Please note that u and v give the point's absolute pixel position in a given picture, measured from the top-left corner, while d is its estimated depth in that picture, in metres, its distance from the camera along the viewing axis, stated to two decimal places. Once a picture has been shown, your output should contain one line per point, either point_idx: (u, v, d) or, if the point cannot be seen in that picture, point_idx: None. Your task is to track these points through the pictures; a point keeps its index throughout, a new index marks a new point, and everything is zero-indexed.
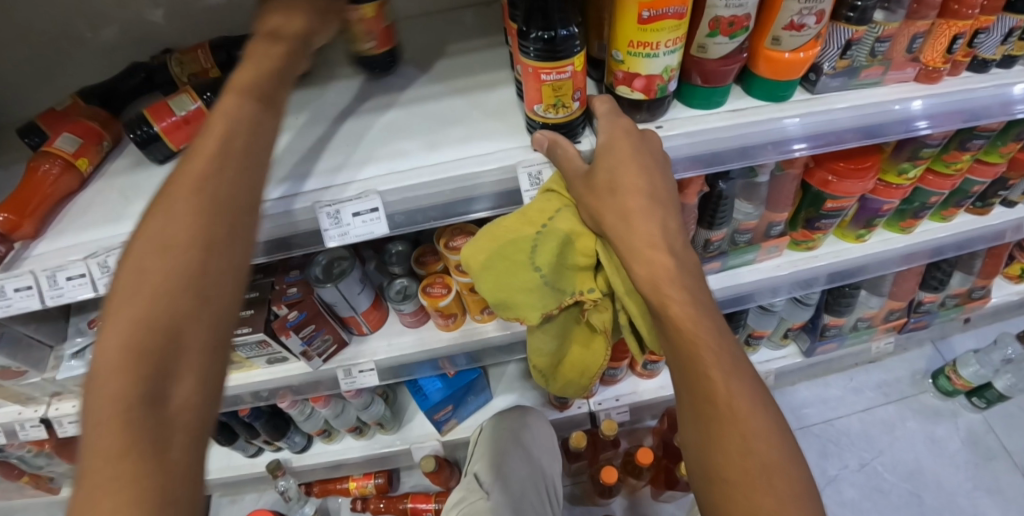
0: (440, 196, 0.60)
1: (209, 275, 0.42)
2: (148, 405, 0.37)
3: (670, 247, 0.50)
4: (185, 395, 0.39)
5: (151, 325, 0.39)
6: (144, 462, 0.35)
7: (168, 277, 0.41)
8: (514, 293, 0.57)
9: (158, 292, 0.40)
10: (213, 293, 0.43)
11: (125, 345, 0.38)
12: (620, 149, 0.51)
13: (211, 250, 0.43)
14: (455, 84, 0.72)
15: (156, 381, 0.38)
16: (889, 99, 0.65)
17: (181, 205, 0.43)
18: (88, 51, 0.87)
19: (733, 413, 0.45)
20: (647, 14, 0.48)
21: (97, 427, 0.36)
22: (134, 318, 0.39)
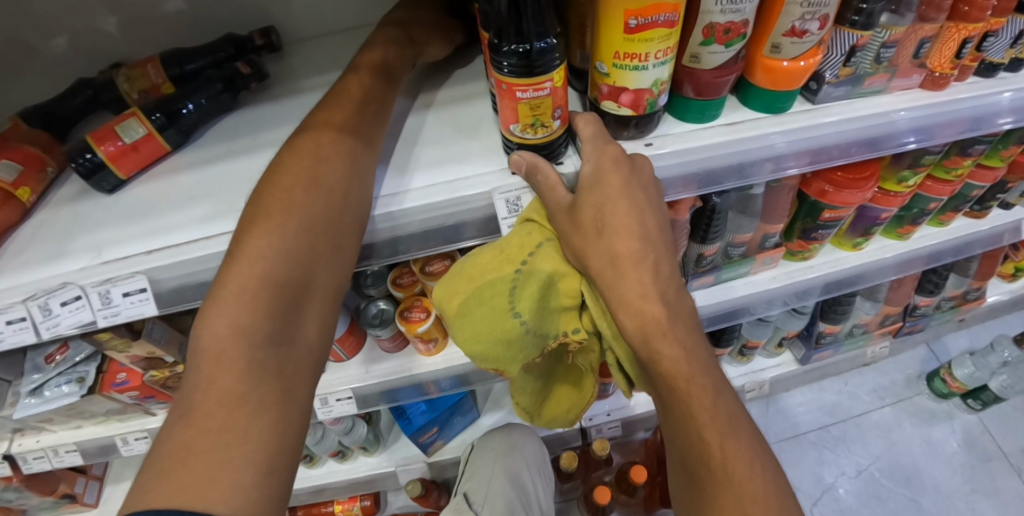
0: (409, 228, 0.55)
1: (320, 273, 0.46)
2: (262, 391, 0.40)
3: (663, 295, 0.45)
4: (293, 381, 0.43)
5: (271, 315, 0.42)
6: (254, 439, 0.38)
7: (288, 269, 0.44)
8: (493, 342, 0.52)
9: (278, 283, 0.43)
10: (320, 290, 0.47)
11: (242, 331, 0.41)
12: (609, 183, 0.45)
13: (326, 249, 0.47)
14: (430, 98, 0.66)
15: (271, 367, 0.42)
16: (894, 108, 0.61)
17: (297, 201, 0.45)
18: (33, 65, 0.79)
19: (729, 477, 0.41)
20: (635, 23, 0.43)
21: (205, 401, 0.39)
22: (247, 310, 0.42)
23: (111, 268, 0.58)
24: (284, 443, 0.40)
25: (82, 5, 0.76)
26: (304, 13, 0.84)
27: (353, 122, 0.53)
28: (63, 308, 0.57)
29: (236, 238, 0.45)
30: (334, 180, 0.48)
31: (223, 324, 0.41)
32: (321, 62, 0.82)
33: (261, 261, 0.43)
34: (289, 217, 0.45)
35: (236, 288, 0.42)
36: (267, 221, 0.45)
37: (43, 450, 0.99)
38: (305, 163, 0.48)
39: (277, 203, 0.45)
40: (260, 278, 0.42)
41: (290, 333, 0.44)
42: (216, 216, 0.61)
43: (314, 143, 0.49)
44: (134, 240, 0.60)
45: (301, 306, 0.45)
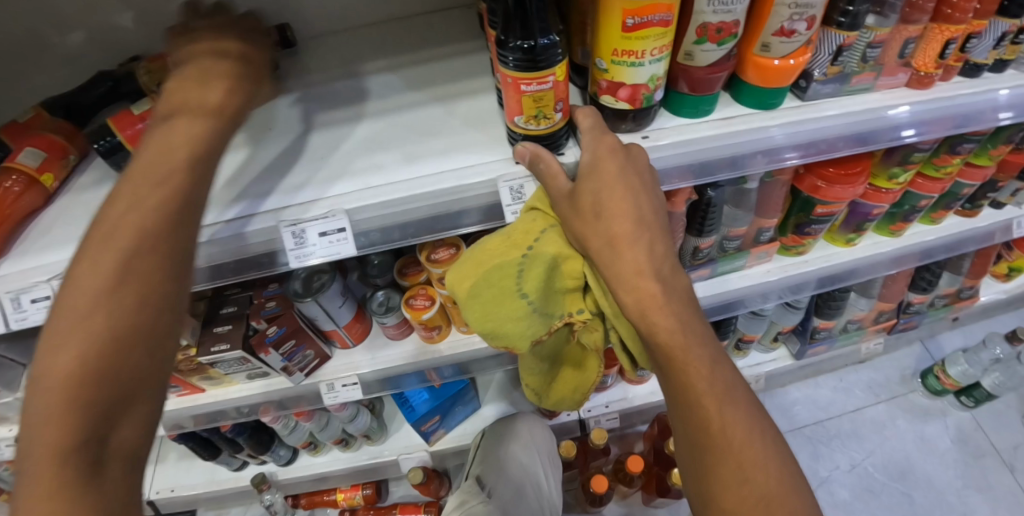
0: (417, 212, 0.57)
1: (152, 341, 0.43)
2: (76, 489, 0.37)
3: (658, 273, 0.48)
4: (110, 469, 0.40)
5: (97, 385, 0.39)
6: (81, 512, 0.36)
7: (115, 337, 0.41)
8: (503, 323, 0.54)
9: (101, 355, 0.40)
10: (153, 360, 0.43)
11: (63, 415, 0.38)
12: (605, 170, 0.48)
13: (161, 310, 0.44)
14: (434, 92, 0.70)
15: (89, 457, 0.38)
16: (880, 105, 0.63)
17: (124, 264, 0.42)
18: (53, 58, 0.83)
19: (728, 441, 0.44)
20: (632, 22, 0.46)
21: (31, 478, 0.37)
22: (67, 374, 0.39)
23: None
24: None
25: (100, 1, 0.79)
26: (313, 11, 0.87)
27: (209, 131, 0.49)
28: None
29: (61, 296, 0.42)
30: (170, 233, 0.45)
31: (43, 405, 0.38)
32: (330, 58, 0.85)
33: (85, 331, 0.40)
34: (120, 276, 0.42)
35: (58, 361, 0.39)
36: (93, 279, 0.41)
37: None
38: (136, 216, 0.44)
39: (105, 260, 0.42)
40: (84, 352, 0.39)
41: (118, 413, 0.41)
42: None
43: (156, 167, 0.46)
44: None
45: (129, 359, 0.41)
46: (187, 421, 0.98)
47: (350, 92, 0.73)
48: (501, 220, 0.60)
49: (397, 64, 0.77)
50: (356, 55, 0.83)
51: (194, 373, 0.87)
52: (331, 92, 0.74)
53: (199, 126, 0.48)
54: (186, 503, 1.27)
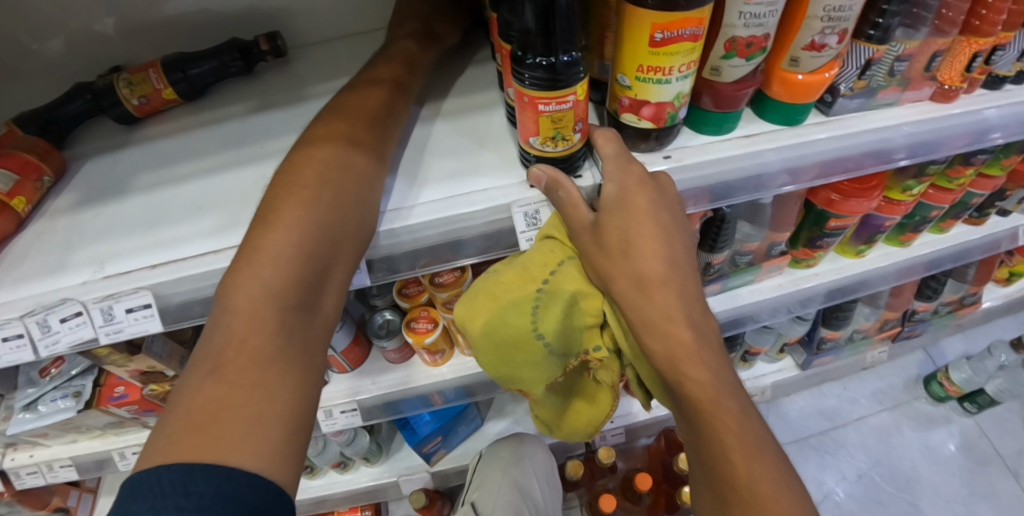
0: (425, 241, 0.53)
1: (341, 257, 0.46)
2: (278, 373, 0.39)
3: (690, 319, 0.44)
4: (312, 350, 0.43)
5: (303, 278, 0.42)
6: (286, 382, 0.39)
7: (317, 242, 0.43)
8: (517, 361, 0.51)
9: (305, 262, 0.43)
10: (339, 273, 0.46)
11: (278, 306, 0.41)
12: (635, 205, 0.44)
13: (350, 227, 0.47)
14: (440, 107, 0.65)
15: (293, 348, 0.41)
16: (906, 120, 0.61)
17: (318, 191, 0.45)
18: (26, 67, 0.78)
19: (757, 499, 0.41)
20: (660, 36, 0.43)
21: (237, 348, 0.38)
22: (290, 261, 0.42)
23: (112, 283, 0.56)
24: (305, 402, 0.40)
25: (78, 6, 0.74)
26: (306, 19, 0.83)
27: (371, 123, 0.53)
28: (63, 324, 0.55)
29: (268, 205, 0.45)
30: (355, 169, 0.48)
31: (255, 287, 0.41)
32: (324, 69, 0.81)
33: (291, 234, 0.42)
34: (322, 193, 0.45)
35: (269, 253, 0.42)
36: (301, 192, 0.45)
37: (37, 465, 0.96)
38: (331, 149, 0.48)
39: (308, 178, 0.46)
40: (296, 264, 0.42)
41: (315, 304, 0.44)
42: (219, 228, 0.59)
43: (337, 135, 0.50)
44: (140, 253, 0.58)
45: (323, 281, 0.45)
46: None
47: None
48: (511, 247, 0.56)
49: None
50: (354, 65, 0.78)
51: None
52: None
53: (375, 106, 0.54)
54: None
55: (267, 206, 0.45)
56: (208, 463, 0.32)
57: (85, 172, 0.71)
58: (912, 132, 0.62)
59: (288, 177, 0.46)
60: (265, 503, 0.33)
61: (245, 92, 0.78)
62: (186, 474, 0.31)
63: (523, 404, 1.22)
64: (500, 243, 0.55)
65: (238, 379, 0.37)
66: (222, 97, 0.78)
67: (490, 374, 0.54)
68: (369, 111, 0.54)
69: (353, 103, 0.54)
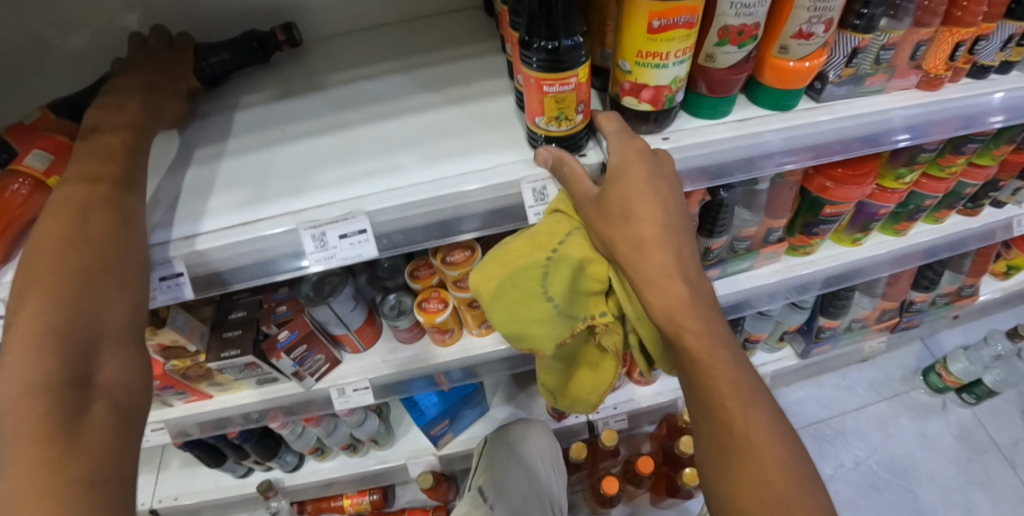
0: (440, 213, 0.57)
1: (105, 327, 0.44)
2: (61, 444, 0.37)
3: (687, 277, 0.47)
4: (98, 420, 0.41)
5: (61, 360, 0.40)
6: (68, 457, 0.37)
7: (64, 322, 0.41)
8: (526, 325, 0.53)
9: (55, 342, 0.40)
10: (109, 341, 0.44)
11: (35, 392, 0.38)
12: (633, 173, 0.47)
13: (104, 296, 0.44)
14: (449, 94, 0.69)
15: (75, 417, 0.39)
16: (894, 107, 0.65)
17: (62, 268, 0.43)
18: (54, 59, 0.82)
19: (749, 440, 0.45)
20: (658, 23, 0.46)
21: (6, 449, 0.37)
22: (36, 349, 0.39)
23: None
24: (103, 468, 0.39)
25: (104, 2, 0.79)
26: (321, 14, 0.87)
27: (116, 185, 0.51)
28: None
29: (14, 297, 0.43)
30: (110, 237, 0.47)
31: (11, 376, 0.38)
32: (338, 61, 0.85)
33: (40, 313, 0.41)
34: (66, 261, 0.44)
35: (16, 348, 0.39)
36: (37, 285, 0.42)
37: None
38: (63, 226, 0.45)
39: (49, 249, 0.44)
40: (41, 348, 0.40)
41: (90, 378, 0.42)
42: (237, 184, 0.63)
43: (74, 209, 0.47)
44: None
45: (89, 354, 0.42)
46: (194, 429, 0.97)
47: (361, 94, 0.73)
48: (512, 224, 0.59)
49: (408, 66, 0.76)
50: (366, 55, 0.82)
51: (201, 379, 0.87)
52: (344, 95, 0.74)
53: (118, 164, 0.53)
54: (190, 510, 1.27)
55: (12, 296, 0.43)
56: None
57: None
58: (904, 115, 0.65)
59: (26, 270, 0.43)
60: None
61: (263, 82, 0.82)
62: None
63: (527, 390, 1.25)
64: (501, 221, 0.59)
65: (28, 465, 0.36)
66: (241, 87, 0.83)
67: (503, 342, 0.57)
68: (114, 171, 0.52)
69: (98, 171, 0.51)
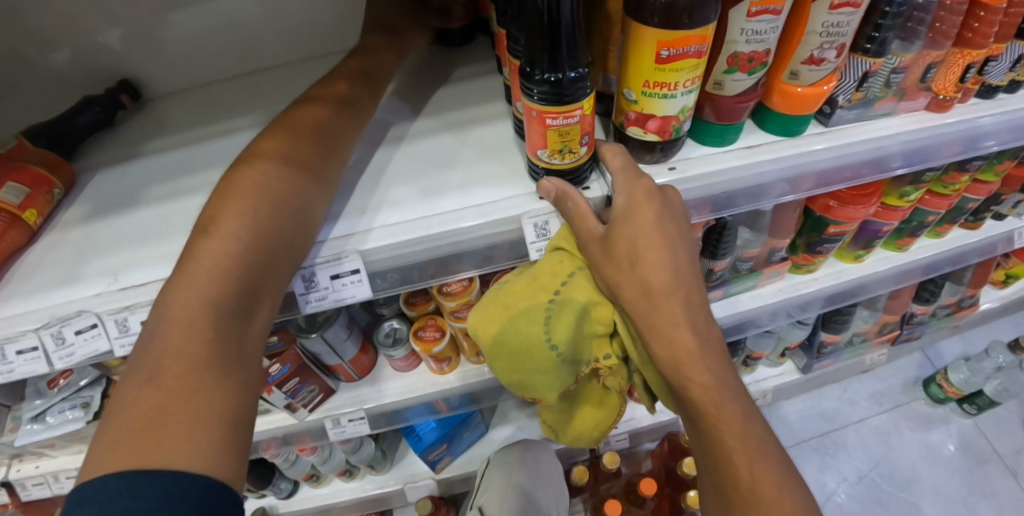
0: (438, 250, 0.54)
1: (275, 269, 0.46)
2: (214, 376, 0.39)
3: (695, 324, 0.44)
4: (243, 358, 0.42)
5: (238, 290, 0.42)
6: (219, 384, 0.39)
7: (254, 252, 0.44)
8: (532, 375, 0.51)
9: (240, 272, 0.43)
10: (273, 285, 0.46)
11: (208, 313, 0.41)
12: (641, 217, 0.44)
13: (285, 240, 0.47)
14: (446, 119, 0.66)
15: (229, 354, 0.41)
16: (903, 130, 0.63)
17: (260, 194, 0.46)
18: (26, 80, 0.78)
19: (758, 500, 0.42)
20: (666, 53, 0.44)
21: (165, 353, 0.39)
22: (223, 274, 0.42)
23: (127, 294, 0.57)
24: (238, 404, 0.40)
25: (85, 20, 0.75)
26: (309, 31, 0.84)
27: (317, 134, 0.53)
28: (78, 336, 0.56)
29: (208, 214, 0.45)
30: (296, 192, 0.49)
31: (191, 297, 0.41)
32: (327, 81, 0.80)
33: (238, 232, 0.43)
34: (261, 204, 0.45)
35: (206, 264, 0.42)
36: (238, 202, 0.45)
37: (43, 476, 0.96)
38: (263, 166, 0.48)
39: (246, 188, 0.46)
40: (224, 273, 0.42)
41: (249, 313, 0.44)
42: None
43: (272, 150, 0.50)
44: (154, 265, 0.60)
45: (257, 291, 0.44)
46: None
47: None
48: (505, 263, 0.57)
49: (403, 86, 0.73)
50: None
51: None
52: None
53: (321, 115, 0.55)
54: None
55: (206, 213, 0.45)
56: (149, 469, 0.32)
57: (92, 183, 0.72)
58: (902, 141, 0.64)
59: (229, 187, 0.46)
60: (209, 497, 0.34)
61: (252, 104, 0.79)
62: (125, 482, 0.31)
63: (527, 409, 1.22)
64: (501, 257, 0.56)
65: (174, 385, 0.37)
66: (228, 110, 0.79)
67: (506, 388, 0.55)
68: (313, 125, 0.54)
69: (296, 117, 0.54)
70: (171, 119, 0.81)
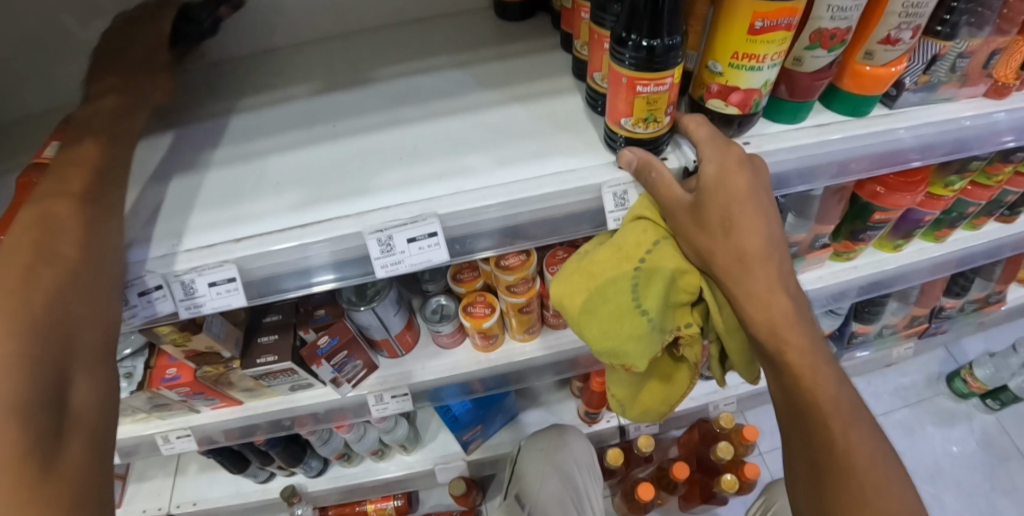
0: (520, 217, 0.55)
1: (83, 334, 0.41)
2: (43, 463, 0.33)
3: (788, 290, 0.46)
4: (73, 437, 0.36)
5: (41, 362, 0.36)
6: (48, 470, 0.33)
7: (48, 319, 0.38)
8: (621, 341, 0.50)
9: (34, 341, 0.37)
10: (88, 352, 0.41)
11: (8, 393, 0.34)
12: (735, 184, 0.46)
13: (83, 300, 0.42)
14: (513, 92, 0.67)
15: (53, 433, 0.35)
16: (965, 114, 0.65)
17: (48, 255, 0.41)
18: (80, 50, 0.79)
19: (853, 462, 0.44)
20: (760, 25, 0.45)
21: None
22: (14, 350, 0.35)
23: (195, 256, 0.54)
24: (77, 494, 0.34)
25: None
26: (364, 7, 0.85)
27: (95, 181, 0.48)
28: (140, 298, 0.53)
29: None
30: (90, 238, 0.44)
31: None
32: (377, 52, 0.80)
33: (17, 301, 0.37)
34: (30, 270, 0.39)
35: None
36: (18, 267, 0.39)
37: None
38: (55, 213, 0.43)
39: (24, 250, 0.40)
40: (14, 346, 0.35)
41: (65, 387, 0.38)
42: (291, 183, 0.61)
43: (55, 207, 0.44)
44: (220, 229, 0.57)
45: (70, 359, 0.39)
46: (220, 436, 0.94)
47: (416, 88, 0.71)
48: (528, 242, 0.58)
49: (465, 61, 0.74)
50: (417, 47, 0.79)
51: (234, 386, 0.83)
52: (399, 91, 0.71)
53: (99, 152, 0.50)
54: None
55: None
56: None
57: None
58: (914, 134, 0.62)
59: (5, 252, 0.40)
60: None
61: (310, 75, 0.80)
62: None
63: (558, 393, 1.24)
64: (534, 232, 0.58)
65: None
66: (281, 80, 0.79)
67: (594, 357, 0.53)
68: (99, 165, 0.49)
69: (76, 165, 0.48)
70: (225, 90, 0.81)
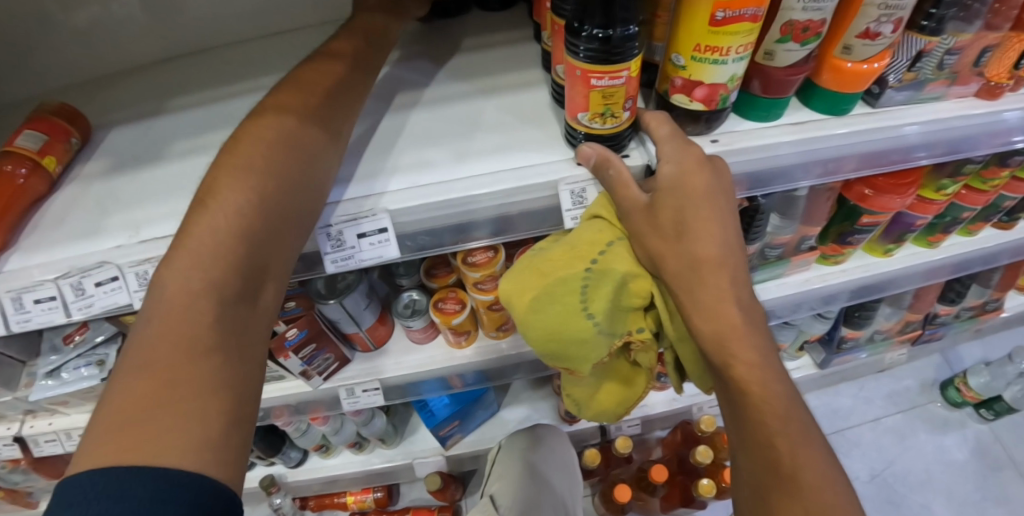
0: (474, 214, 0.53)
1: (279, 248, 0.43)
2: (220, 368, 0.35)
3: (741, 300, 0.44)
4: (249, 345, 0.39)
5: (237, 270, 0.39)
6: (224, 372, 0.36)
7: (252, 226, 0.40)
8: (566, 342, 0.49)
9: (236, 248, 0.39)
10: (277, 266, 0.43)
11: (207, 291, 0.37)
12: (691, 187, 0.44)
13: (285, 215, 0.43)
14: (483, 84, 0.65)
15: (233, 338, 0.38)
16: (952, 115, 0.61)
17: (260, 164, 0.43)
18: (52, 34, 0.77)
19: (799, 486, 0.41)
20: (721, 15, 0.42)
21: (157, 337, 0.35)
22: (219, 255, 0.38)
23: (150, 247, 0.56)
24: (241, 399, 0.36)
25: None
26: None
27: (321, 103, 0.51)
28: (97, 288, 0.55)
29: (205, 186, 0.43)
30: (304, 146, 0.47)
31: (200, 257, 0.38)
32: None
33: (231, 205, 0.40)
34: (259, 173, 0.43)
35: (194, 238, 0.39)
36: (238, 170, 0.42)
37: (55, 433, 0.94)
38: (276, 122, 0.46)
39: (241, 157, 0.43)
40: (216, 250, 0.38)
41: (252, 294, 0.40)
42: None
43: (274, 120, 0.46)
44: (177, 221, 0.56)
45: (260, 271, 0.41)
46: None
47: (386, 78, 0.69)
48: (517, 235, 0.56)
49: (438, 51, 0.72)
50: None
51: None
52: None
53: (338, 70, 0.54)
54: None
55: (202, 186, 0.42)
56: (137, 465, 0.29)
57: (113, 138, 0.72)
58: (920, 128, 0.60)
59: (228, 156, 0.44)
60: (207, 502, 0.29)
61: (282, 63, 0.78)
62: (109, 482, 0.27)
63: (540, 390, 1.23)
64: (522, 226, 0.55)
65: (168, 375, 0.33)
66: (256, 69, 0.78)
67: (537, 355, 0.52)
68: (327, 81, 0.53)
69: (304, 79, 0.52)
70: (197, 77, 0.79)
